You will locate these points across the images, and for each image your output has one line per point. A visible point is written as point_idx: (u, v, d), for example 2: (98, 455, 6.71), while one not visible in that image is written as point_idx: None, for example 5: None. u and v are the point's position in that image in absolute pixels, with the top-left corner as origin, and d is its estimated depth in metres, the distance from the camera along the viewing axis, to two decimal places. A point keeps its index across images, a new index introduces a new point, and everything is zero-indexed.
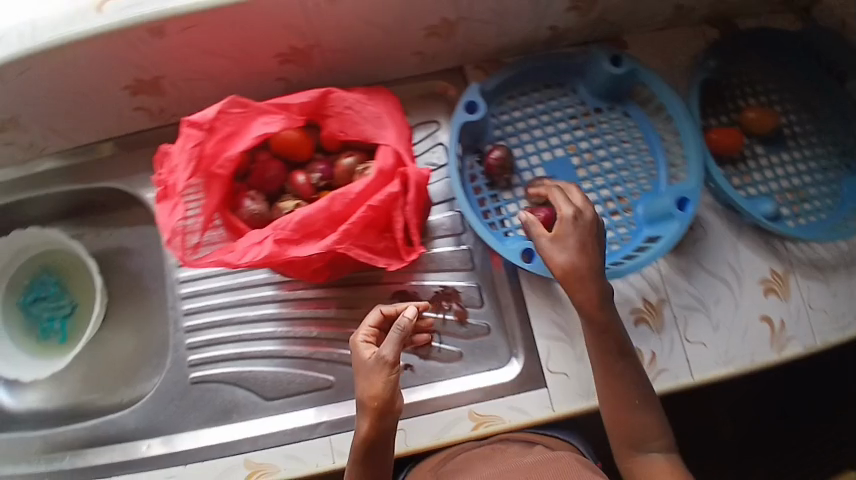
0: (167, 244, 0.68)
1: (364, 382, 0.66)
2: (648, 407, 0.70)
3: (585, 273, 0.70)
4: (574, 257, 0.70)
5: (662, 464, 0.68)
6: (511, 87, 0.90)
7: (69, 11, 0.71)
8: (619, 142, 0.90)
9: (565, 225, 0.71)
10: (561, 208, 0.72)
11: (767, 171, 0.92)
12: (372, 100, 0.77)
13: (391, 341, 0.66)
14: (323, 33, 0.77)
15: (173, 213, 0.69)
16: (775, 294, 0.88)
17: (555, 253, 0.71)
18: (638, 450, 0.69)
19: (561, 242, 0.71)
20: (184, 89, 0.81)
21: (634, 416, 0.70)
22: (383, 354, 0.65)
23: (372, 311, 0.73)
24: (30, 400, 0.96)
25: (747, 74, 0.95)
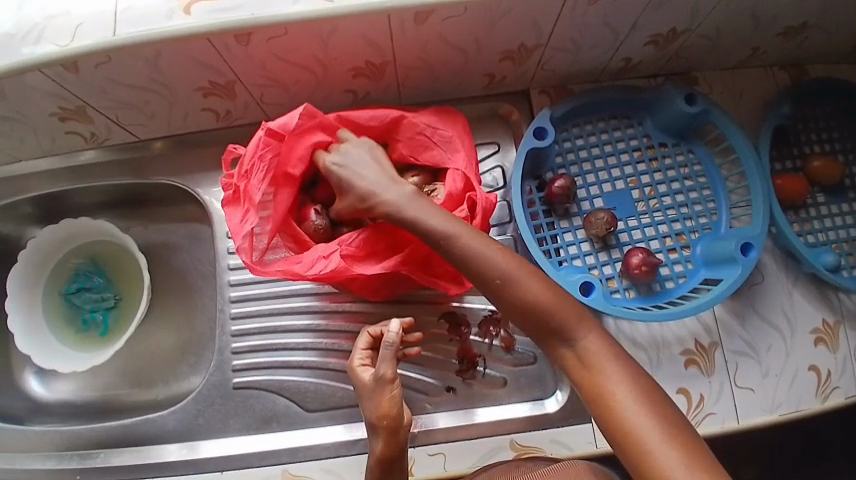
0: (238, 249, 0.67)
1: (369, 404, 0.65)
2: (537, 282, 0.61)
3: (374, 198, 0.68)
4: (344, 203, 0.71)
5: (585, 337, 0.58)
6: (577, 115, 0.89)
7: (153, 9, 0.71)
8: (681, 179, 0.88)
9: (332, 172, 0.71)
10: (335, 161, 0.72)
11: (827, 220, 0.90)
12: (444, 124, 0.77)
13: (385, 359, 0.65)
14: (400, 50, 0.76)
15: (245, 217, 0.69)
16: (824, 344, 0.84)
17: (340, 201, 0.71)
18: (555, 334, 0.59)
19: (339, 187, 0.71)
20: (254, 94, 0.82)
21: (529, 293, 0.60)
22: (381, 374, 0.65)
23: (361, 334, 0.72)
24: (61, 391, 0.97)
25: (816, 120, 0.93)
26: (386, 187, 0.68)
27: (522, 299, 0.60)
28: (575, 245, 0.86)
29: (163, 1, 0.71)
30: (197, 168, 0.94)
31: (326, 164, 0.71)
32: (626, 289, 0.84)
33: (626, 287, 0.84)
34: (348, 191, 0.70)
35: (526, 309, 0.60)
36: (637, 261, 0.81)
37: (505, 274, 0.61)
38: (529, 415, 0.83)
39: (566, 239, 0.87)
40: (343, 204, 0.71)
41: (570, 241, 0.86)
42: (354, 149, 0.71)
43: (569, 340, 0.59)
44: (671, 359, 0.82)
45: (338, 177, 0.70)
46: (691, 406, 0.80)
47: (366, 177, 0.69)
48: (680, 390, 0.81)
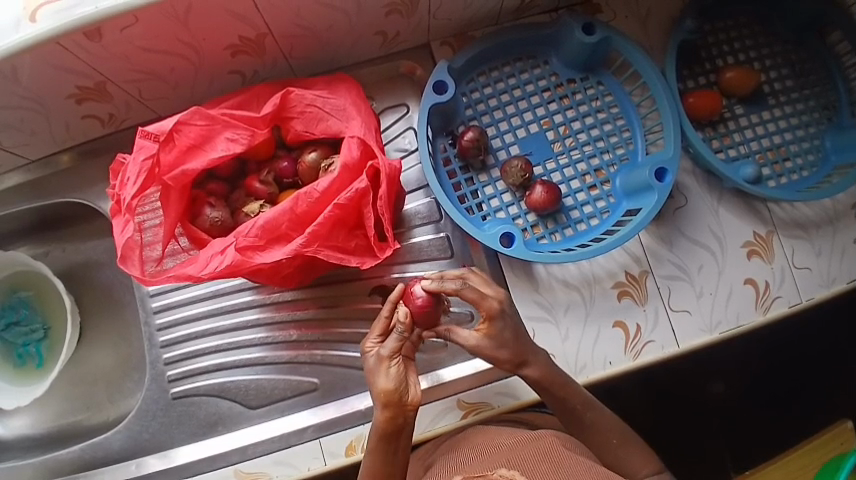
0: (124, 260, 0.66)
1: (371, 380, 0.63)
2: (597, 412, 0.70)
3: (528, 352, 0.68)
4: (499, 353, 0.66)
5: (639, 459, 0.68)
6: (481, 62, 0.86)
7: (4, 22, 0.67)
8: (594, 113, 0.85)
9: (495, 323, 0.66)
10: (489, 301, 0.66)
11: (747, 132, 0.89)
12: (335, 94, 0.72)
13: (393, 342, 0.63)
14: (274, 20, 0.72)
15: (125, 228, 0.67)
16: (758, 255, 0.84)
17: (496, 351, 0.66)
18: (611, 451, 0.69)
19: (498, 340, 0.66)
20: (131, 91, 0.78)
21: (590, 419, 0.69)
22: (383, 351, 0.63)
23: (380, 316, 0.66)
24: (20, 425, 0.94)
25: (724, 31, 0.91)
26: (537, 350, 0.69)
27: (567, 408, 0.69)
28: (497, 198, 0.84)
29: (7, 15, 0.67)
30: (98, 180, 0.88)
31: (497, 311, 0.65)
32: (550, 233, 0.83)
33: (552, 231, 0.83)
34: (502, 343, 0.66)
35: (581, 417, 0.69)
36: (542, 193, 0.80)
37: (560, 394, 0.69)
38: (477, 373, 0.81)
39: (486, 192, 0.84)
40: (498, 353, 0.66)
41: (491, 194, 0.84)
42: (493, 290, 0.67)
43: (609, 447, 0.69)
44: (604, 295, 0.81)
45: (503, 328, 0.66)
46: (628, 338, 0.80)
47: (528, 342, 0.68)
48: (616, 323, 0.81)
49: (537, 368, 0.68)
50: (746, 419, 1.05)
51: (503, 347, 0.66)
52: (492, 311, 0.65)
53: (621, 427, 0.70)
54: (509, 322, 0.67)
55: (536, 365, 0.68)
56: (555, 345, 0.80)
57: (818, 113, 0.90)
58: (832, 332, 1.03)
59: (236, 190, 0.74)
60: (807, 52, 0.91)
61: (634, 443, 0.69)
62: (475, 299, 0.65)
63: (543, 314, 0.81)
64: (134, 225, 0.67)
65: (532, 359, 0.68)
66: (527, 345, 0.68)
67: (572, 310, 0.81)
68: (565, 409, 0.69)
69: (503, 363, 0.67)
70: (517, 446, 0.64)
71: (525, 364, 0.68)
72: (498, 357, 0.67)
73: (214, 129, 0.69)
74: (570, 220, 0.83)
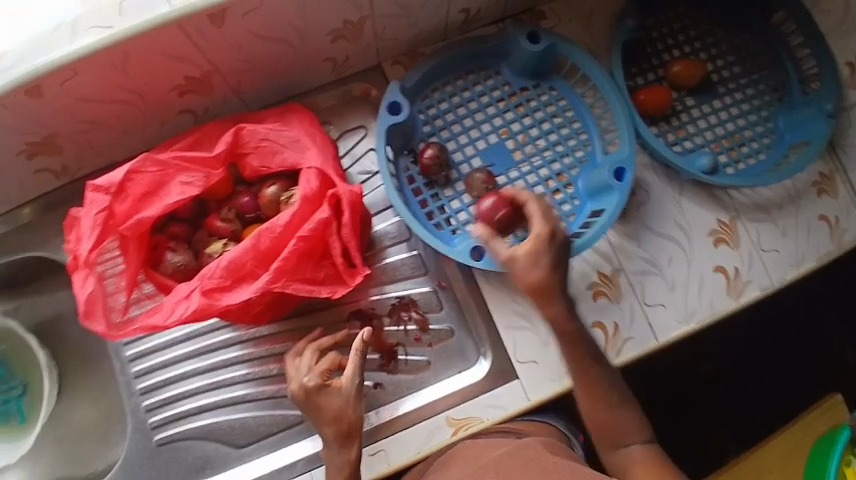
0: (86, 315, 0.65)
1: (341, 410, 0.71)
2: (604, 370, 0.72)
3: (556, 291, 0.70)
4: (529, 274, 0.69)
5: (632, 423, 0.71)
6: (433, 79, 0.87)
7: None
8: (550, 118, 0.87)
9: (537, 247, 0.69)
10: (540, 224, 0.70)
11: (700, 121, 0.91)
12: (288, 126, 0.72)
13: (356, 368, 0.72)
14: (220, 57, 0.73)
15: (85, 283, 0.66)
16: (725, 243, 0.86)
17: (525, 273, 0.69)
18: (612, 412, 0.71)
19: (533, 263, 0.69)
20: (84, 142, 0.77)
21: (597, 379, 0.72)
22: (352, 379, 0.72)
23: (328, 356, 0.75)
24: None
25: (669, 25, 0.93)
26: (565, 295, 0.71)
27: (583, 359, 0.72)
28: (464, 211, 0.84)
29: None
30: (55, 233, 0.85)
31: (545, 239, 0.69)
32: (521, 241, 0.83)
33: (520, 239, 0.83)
34: (535, 267, 0.69)
35: (588, 375, 0.72)
36: (492, 205, 0.79)
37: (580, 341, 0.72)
38: (464, 387, 0.81)
39: (453, 206, 0.85)
40: (529, 276, 0.69)
41: (458, 208, 0.84)
42: (542, 216, 0.70)
43: (610, 407, 0.71)
44: (580, 297, 0.82)
45: (541, 257, 0.69)
46: (607, 337, 0.81)
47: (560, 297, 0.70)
48: (594, 324, 0.81)
49: (555, 311, 0.71)
50: (737, 401, 1.06)
51: (535, 270, 0.69)
52: (539, 234, 0.69)
53: (617, 388, 0.73)
54: (552, 254, 0.69)
55: (556, 308, 0.71)
56: (538, 352, 0.80)
57: (767, 96, 0.93)
58: (806, 306, 1.06)
59: (199, 230, 0.73)
60: (749, 39, 0.94)
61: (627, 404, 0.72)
62: (531, 216, 0.70)
63: (523, 323, 0.81)
64: (94, 278, 0.66)
65: (561, 305, 0.71)
66: (559, 283, 0.70)
67: (551, 315, 0.81)
68: (576, 363, 0.72)
69: (527, 288, 0.70)
70: (503, 457, 0.65)
71: (552, 300, 0.70)
72: (525, 279, 0.70)
73: (168, 174, 0.68)
74: None
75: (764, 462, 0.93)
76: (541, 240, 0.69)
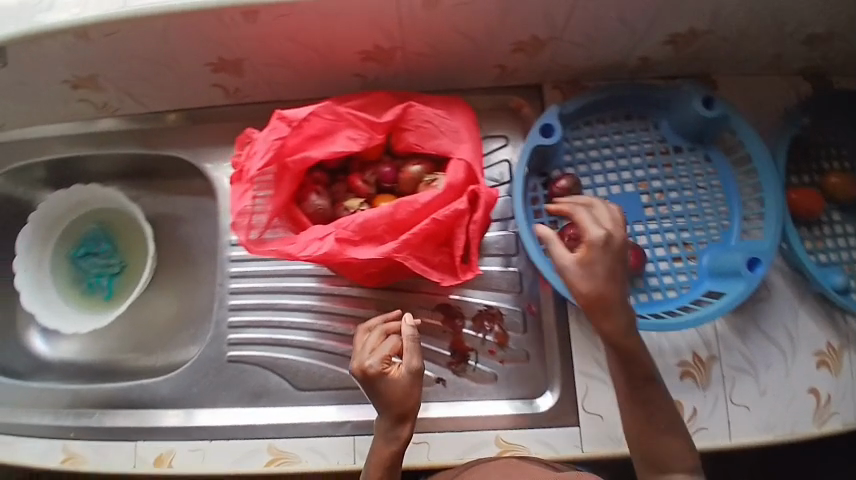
0: (234, 225, 0.71)
1: (390, 397, 0.65)
2: (660, 391, 0.64)
3: (615, 301, 0.60)
4: (585, 284, 0.60)
5: (681, 459, 0.62)
6: (590, 113, 0.87)
7: None
8: (694, 186, 0.85)
9: (593, 252, 0.60)
10: (590, 230, 0.60)
11: (841, 239, 0.87)
12: (452, 115, 0.74)
13: (415, 355, 0.66)
14: (410, 35, 0.76)
15: (242, 196, 0.71)
16: (827, 367, 0.81)
17: (584, 282, 0.60)
18: (658, 432, 0.63)
19: (589, 270, 0.60)
20: (263, 72, 0.83)
21: (653, 399, 0.63)
22: (411, 367, 0.66)
23: (391, 338, 0.69)
24: (64, 350, 0.99)
25: (841, 134, 0.89)
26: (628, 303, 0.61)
27: (637, 376, 0.63)
28: None
29: None
30: (206, 143, 0.93)
31: (598, 243, 0.59)
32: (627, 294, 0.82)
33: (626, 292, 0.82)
34: (591, 275, 0.59)
35: (640, 392, 0.63)
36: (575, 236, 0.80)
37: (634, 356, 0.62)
38: (521, 414, 0.81)
39: None
40: (579, 283, 0.60)
41: None
42: (606, 220, 0.61)
43: (652, 430, 0.63)
44: (666, 370, 0.81)
45: (597, 263, 0.59)
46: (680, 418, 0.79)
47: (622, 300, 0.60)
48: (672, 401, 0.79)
49: (618, 321, 0.60)
50: None
51: (590, 278, 0.59)
52: (591, 239, 0.60)
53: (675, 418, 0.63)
54: (608, 261, 0.60)
55: (621, 317, 0.61)
56: (606, 408, 0.79)
57: None
58: None
59: (337, 183, 0.78)
60: None
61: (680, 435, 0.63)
62: (582, 224, 0.61)
63: (600, 374, 0.80)
64: (250, 195, 0.72)
65: (624, 314, 0.61)
66: (618, 291, 0.60)
67: None
68: (627, 374, 0.63)
69: (579, 299, 0.60)
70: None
71: (609, 312, 0.60)
72: (578, 289, 0.60)
73: (339, 126, 0.73)
74: (647, 286, 0.82)
75: None
76: (594, 245, 0.59)
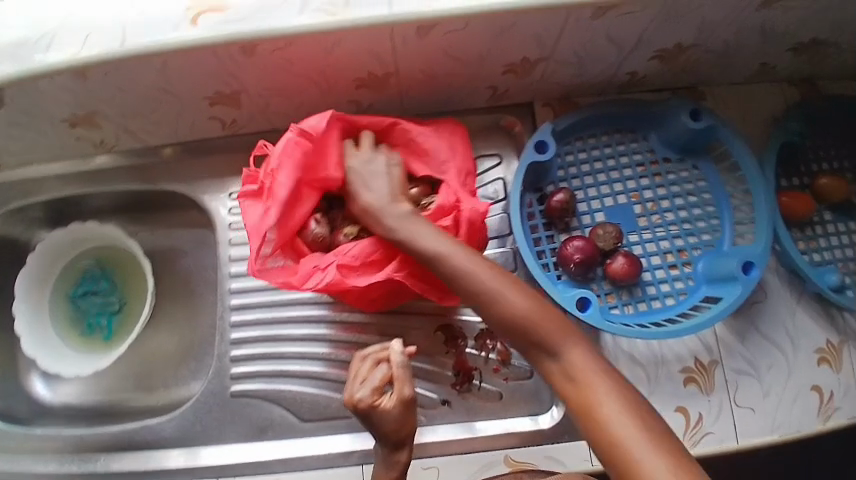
0: (252, 240, 0.69)
1: (384, 426, 0.64)
2: (523, 307, 0.62)
3: (403, 218, 0.70)
4: (381, 222, 0.71)
5: (572, 365, 0.59)
6: (581, 128, 0.89)
7: (164, 22, 0.72)
8: (686, 195, 0.87)
9: (366, 193, 0.73)
10: (353, 175, 0.74)
11: (833, 238, 0.88)
12: (438, 136, 0.79)
13: (406, 385, 0.64)
14: (404, 63, 0.78)
15: (261, 212, 0.71)
16: (828, 364, 0.82)
17: (372, 218, 0.72)
18: (542, 354, 0.61)
19: (370, 205, 0.72)
20: (259, 103, 0.84)
21: (518, 318, 0.61)
22: (403, 396, 0.64)
23: (380, 367, 0.66)
24: (66, 393, 0.97)
25: (826, 137, 0.92)
26: (409, 218, 0.70)
27: (491, 302, 0.63)
28: None
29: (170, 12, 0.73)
30: (204, 175, 0.94)
31: (361, 184, 0.74)
32: (625, 304, 0.83)
33: (624, 302, 0.83)
34: (377, 211, 0.71)
35: (508, 319, 0.62)
36: (577, 249, 0.81)
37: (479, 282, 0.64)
38: (531, 432, 0.81)
39: None
40: (380, 219, 0.71)
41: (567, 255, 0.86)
42: (375, 162, 0.75)
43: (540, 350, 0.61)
44: (670, 378, 0.81)
45: (375, 200, 0.72)
46: (688, 425, 0.79)
47: (412, 219, 0.70)
48: (678, 408, 0.80)
49: (422, 237, 0.68)
50: None
51: (380, 214, 0.71)
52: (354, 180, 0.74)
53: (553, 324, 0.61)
54: (366, 196, 0.73)
55: (420, 235, 0.68)
56: None
57: None
58: None
59: (334, 209, 0.79)
60: None
61: (656, 438, 0.52)
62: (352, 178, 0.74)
63: None
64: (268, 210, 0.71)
65: (416, 234, 0.68)
66: (394, 216, 0.70)
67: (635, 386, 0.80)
68: (491, 307, 0.63)
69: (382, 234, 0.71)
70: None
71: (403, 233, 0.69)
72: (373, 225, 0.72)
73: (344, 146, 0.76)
74: (645, 295, 0.83)
75: None
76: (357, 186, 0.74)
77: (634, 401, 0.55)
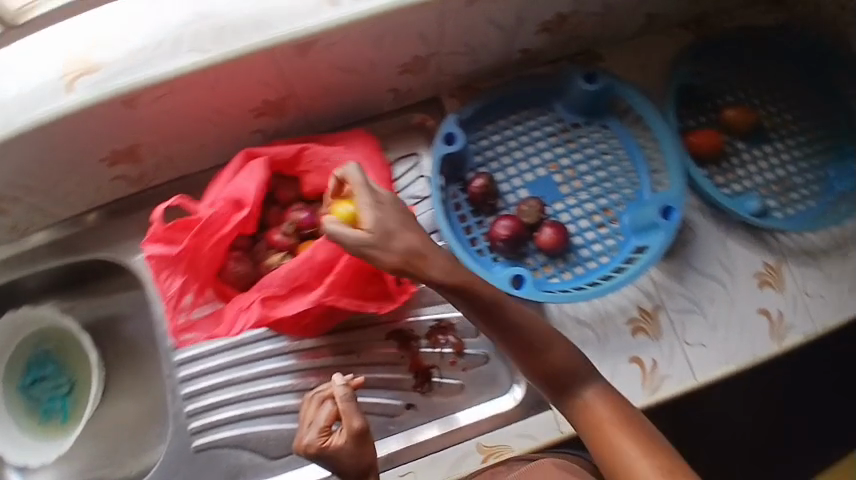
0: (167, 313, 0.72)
1: (341, 464, 0.64)
2: (555, 346, 0.62)
3: (419, 244, 0.59)
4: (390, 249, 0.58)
5: (598, 403, 0.61)
6: (488, 112, 0.90)
7: (36, 89, 0.69)
8: (600, 155, 0.89)
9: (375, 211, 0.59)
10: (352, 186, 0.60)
11: (750, 166, 0.91)
12: (350, 148, 0.77)
13: (352, 416, 0.65)
14: (295, 85, 0.78)
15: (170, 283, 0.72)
16: (770, 285, 0.85)
17: (345, 237, 0.58)
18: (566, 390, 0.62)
19: (378, 225, 0.58)
20: (161, 153, 0.83)
21: (548, 355, 0.62)
22: (351, 429, 0.64)
23: (326, 405, 0.67)
24: None
25: (723, 72, 0.95)
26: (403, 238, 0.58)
27: (512, 332, 0.61)
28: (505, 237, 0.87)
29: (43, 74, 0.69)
30: (126, 236, 0.91)
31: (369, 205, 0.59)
32: (562, 271, 0.84)
33: (562, 270, 0.84)
34: (387, 236, 0.58)
35: (534, 353, 0.62)
36: (506, 228, 0.83)
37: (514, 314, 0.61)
38: (498, 416, 0.81)
39: None
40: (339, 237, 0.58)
41: None
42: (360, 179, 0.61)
43: (562, 382, 0.62)
44: (618, 332, 0.82)
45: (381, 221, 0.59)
46: (645, 374, 0.81)
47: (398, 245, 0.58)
48: (632, 359, 0.81)
49: (426, 262, 0.58)
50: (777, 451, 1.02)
51: (391, 240, 0.58)
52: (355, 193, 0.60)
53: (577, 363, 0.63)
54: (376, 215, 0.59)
55: (425, 259, 0.58)
56: None
57: (821, 145, 0.93)
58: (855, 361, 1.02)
59: (258, 242, 0.78)
60: (801, 87, 0.95)
61: (648, 453, 0.58)
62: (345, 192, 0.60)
63: None
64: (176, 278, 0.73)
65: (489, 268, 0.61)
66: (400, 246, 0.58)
67: (587, 348, 0.82)
68: (522, 342, 0.62)
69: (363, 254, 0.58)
70: (525, 472, 0.68)
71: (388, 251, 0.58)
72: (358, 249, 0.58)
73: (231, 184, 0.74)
74: (579, 258, 0.85)
75: None
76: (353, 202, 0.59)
77: (648, 435, 0.59)
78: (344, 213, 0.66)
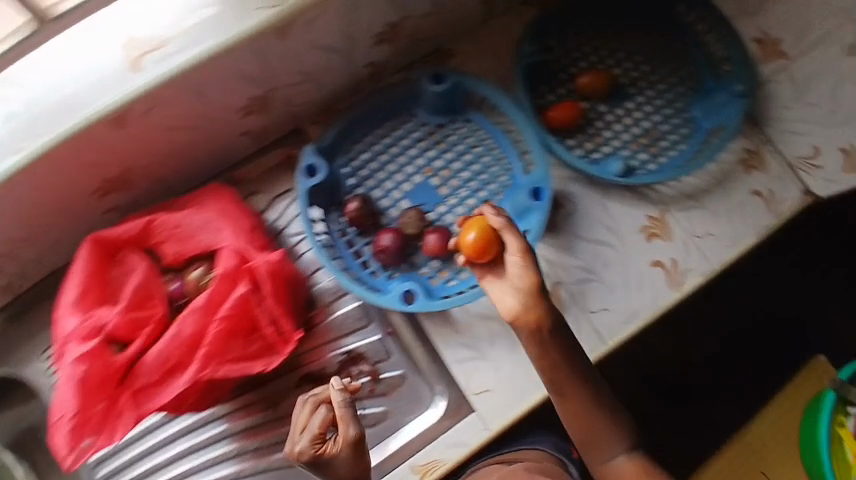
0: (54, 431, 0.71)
1: (337, 469, 0.64)
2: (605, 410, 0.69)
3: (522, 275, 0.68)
4: (519, 273, 0.68)
5: (627, 467, 0.68)
6: (352, 133, 0.88)
7: None
8: (470, 149, 0.89)
9: (507, 235, 0.68)
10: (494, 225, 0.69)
11: (616, 125, 0.93)
12: (201, 209, 0.78)
13: (349, 422, 0.64)
14: (135, 157, 0.75)
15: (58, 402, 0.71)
16: (657, 236, 0.87)
17: (507, 242, 0.68)
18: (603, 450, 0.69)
19: (516, 256, 0.68)
20: (17, 258, 0.79)
21: (593, 416, 0.68)
22: (349, 436, 0.64)
23: (319, 412, 0.66)
24: None
25: (573, 39, 0.96)
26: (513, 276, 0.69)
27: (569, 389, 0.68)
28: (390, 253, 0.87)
29: None
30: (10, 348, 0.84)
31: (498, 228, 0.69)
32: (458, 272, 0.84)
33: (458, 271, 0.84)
34: (522, 256, 0.68)
35: (580, 412, 0.68)
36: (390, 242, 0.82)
37: (575, 374, 0.68)
38: (427, 431, 0.80)
39: None
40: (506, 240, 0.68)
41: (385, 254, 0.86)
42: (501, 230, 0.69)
43: (595, 435, 0.69)
44: None
45: (512, 246, 0.68)
46: None
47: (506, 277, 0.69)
48: None
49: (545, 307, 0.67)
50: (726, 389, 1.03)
51: (521, 268, 0.68)
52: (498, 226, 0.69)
53: (620, 420, 0.69)
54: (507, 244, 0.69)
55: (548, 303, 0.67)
56: (490, 381, 0.80)
57: (681, 88, 0.95)
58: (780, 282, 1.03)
59: None
60: (649, 37, 0.97)
61: None
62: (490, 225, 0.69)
63: (472, 353, 0.81)
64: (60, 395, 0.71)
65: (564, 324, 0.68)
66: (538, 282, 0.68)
67: (496, 341, 0.81)
68: (579, 397, 0.68)
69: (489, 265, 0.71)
70: None
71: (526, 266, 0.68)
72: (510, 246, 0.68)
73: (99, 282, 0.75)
74: None
75: (761, 439, 0.93)
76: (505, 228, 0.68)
77: None
78: (468, 242, 0.70)
